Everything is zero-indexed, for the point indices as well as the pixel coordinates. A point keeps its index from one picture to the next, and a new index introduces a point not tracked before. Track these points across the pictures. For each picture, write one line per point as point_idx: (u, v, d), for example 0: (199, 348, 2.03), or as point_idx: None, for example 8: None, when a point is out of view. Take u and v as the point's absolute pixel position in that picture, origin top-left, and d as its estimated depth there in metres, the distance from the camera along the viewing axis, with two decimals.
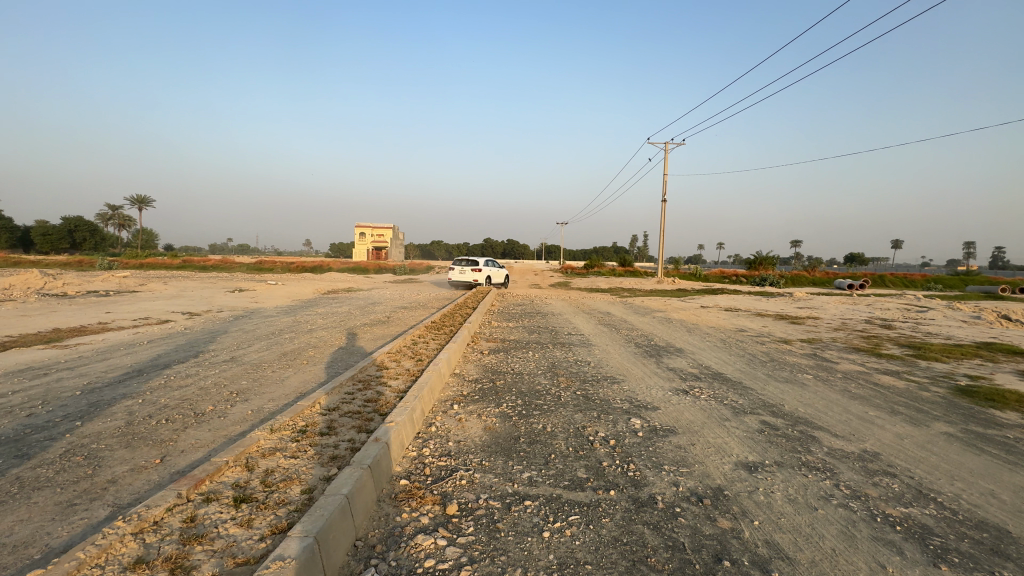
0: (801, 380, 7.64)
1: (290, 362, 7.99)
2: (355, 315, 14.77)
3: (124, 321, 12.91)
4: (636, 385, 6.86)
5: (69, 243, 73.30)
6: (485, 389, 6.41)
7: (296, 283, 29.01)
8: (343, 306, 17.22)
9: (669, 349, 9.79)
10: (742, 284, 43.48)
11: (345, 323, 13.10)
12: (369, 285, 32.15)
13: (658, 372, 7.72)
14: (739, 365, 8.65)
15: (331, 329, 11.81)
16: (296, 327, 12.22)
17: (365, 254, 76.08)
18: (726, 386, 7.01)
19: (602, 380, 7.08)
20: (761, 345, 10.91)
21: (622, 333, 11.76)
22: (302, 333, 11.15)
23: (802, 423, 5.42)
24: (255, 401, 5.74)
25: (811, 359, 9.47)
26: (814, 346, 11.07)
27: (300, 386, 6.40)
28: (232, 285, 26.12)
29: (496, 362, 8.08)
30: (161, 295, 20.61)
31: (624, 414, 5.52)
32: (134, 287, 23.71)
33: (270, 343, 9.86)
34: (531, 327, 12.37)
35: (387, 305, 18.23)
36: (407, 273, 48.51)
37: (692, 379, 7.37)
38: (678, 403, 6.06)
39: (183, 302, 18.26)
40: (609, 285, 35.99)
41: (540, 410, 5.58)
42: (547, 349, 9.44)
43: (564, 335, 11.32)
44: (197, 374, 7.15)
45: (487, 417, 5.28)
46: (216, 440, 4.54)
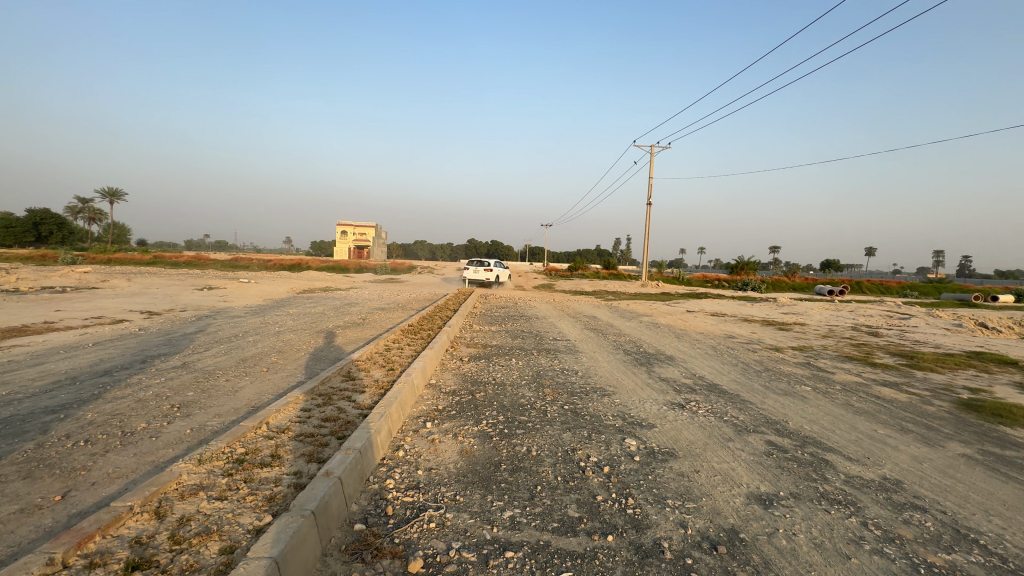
0: (801, 393, 7.20)
1: (248, 369, 7.22)
2: (329, 316, 13.96)
3: (74, 320, 11.87)
4: (629, 399, 6.31)
5: (33, 236, 70.03)
6: (462, 403, 5.79)
7: (272, 281, 27.87)
8: (317, 307, 16.35)
9: (660, 357, 9.29)
10: (725, 288, 43.57)
11: (317, 324, 12.31)
12: (349, 284, 31.17)
13: (651, 383, 7.19)
14: (734, 375, 8.19)
15: (300, 332, 11.02)
16: (263, 329, 11.37)
17: (346, 252, 74.51)
18: (723, 400, 6.51)
19: (591, 392, 6.52)
20: (753, 353, 10.48)
21: (610, 339, 11.24)
22: (268, 336, 10.33)
23: (811, 444, 4.93)
24: (198, 417, 5.01)
25: (806, 369, 9.08)
26: (806, 355, 10.70)
27: (253, 398, 5.68)
28: (202, 282, 24.86)
29: (476, 371, 7.45)
30: (121, 292, 19.35)
31: (617, 434, 4.95)
32: (94, 283, 22.35)
33: (229, 347, 9.04)
34: (515, 331, 11.76)
35: (365, 306, 17.40)
36: (389, 272, 47.49)
37: (687, 391, 6.86)
38: (675, 420, 5.52)
39: (144, 300, 17.12)
40: (594, 288, 35.62)
41: (523, 429, 4.98)
42: (531, 356, 8.84)
43: (550, 340, 10.75)
44: (139, 383, 6.36)
45: (463, 437, 4.65)
46: (140, 468, 3.82)
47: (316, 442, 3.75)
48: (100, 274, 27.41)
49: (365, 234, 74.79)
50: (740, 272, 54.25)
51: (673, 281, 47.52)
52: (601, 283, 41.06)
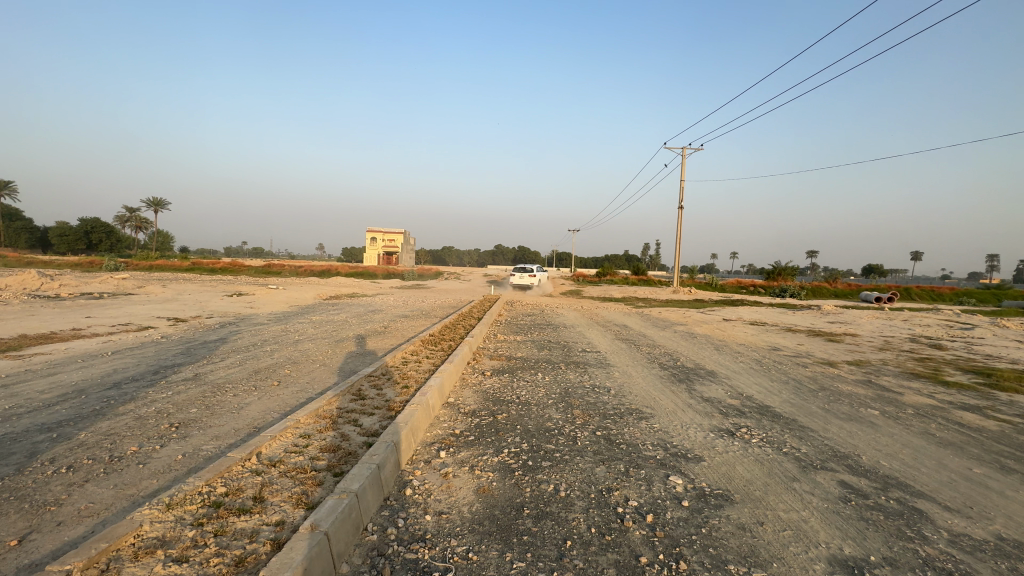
0: (868, 419, 6.30)
1: (259, 383, 6.84)
2: (351, 325, 13.62)
3: (101, 328, 11.89)
4: (670, 424, 5.58)
5: (84, 244, 73.66)
6: (482, 427, 5.19)
7: (300, 288, 28.07)
8: (340, 314, 16.08)
9: (701, 372, 8.49)
10: (762, 295, 41.63)
11: (338, 333, 11.99)
12: (375, 290, 31.20)
13: (693, 405, 6.43)
14: (786, 395, 7.33)
15: (320, 341, 10.67)
16: (283, 337, 11.13)
17: (375, 259, 75.34)
18: (779, 427, 5.70)
19: (626, 415, 5.82)
20: (805, 369, 9.50)
21: (644, 351, 10.46)
22: (286, 345, 10.01)
23: (896, 488, 4.11)
24: (195, 440, 4.58)
25: (868, 389, 8.10)
26: (864, 371, 9.66)
27: (257, 417, 5.25)
28: (232, 289, 25.19)
29: (499, 388, 6.84)
30: (154, 298, 19.66)
31: (659, 469, 4.25)
32: (131, 289, 22.92)
33: (246, 357, 8.73)
34: (541, 342, 11.08)
35: (388, 314, 17.04)
36: (416, 278, 47.58)
37: (735, 415, 6.08)
38: (726, 453, 4.77)
39: (173, 306, 17.24)
40: (624, 295, 34.52)
41: (550, 461, 4.35)
42: (559, 371, 8.17)
43: (579, 352, 10.04)
44: (146, 397, 6.05)
45: (481, 471, 4.06)
46: (116, 504, 3.38)
47: (308, 481, 3.23)
48: (138, 280, 28.23)
49: (393, 241, 75.51)
50: (777, 278, 51.91)
51: (706, 288, 45.77)
52: (631, 289, 39.83)
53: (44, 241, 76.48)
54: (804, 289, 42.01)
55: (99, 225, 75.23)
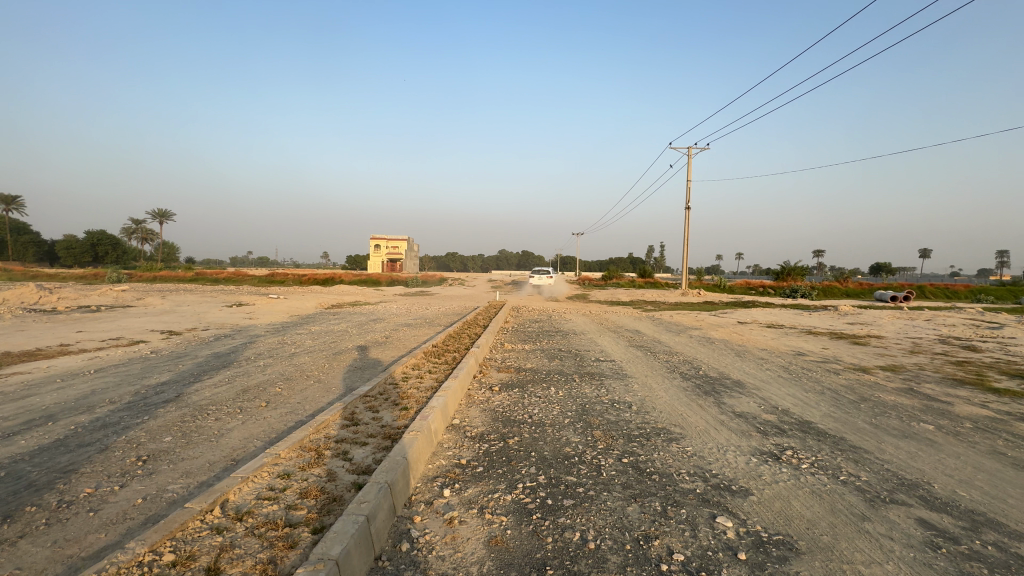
0: (924, 435, 5.60)
1: (246, 403, 6.25)
2: (351, 335, 13.01)
3: (90, 343, 11.36)
4: (705, 447, 4.91)
5: (90, 256, 73.74)
6: (492, 455, 4.54)
7: (302, 297, 27.59)
8: (341, 324, 15.48)
9: (727, 383, 7.82)
10: (772, 296, 40.78)
11: (337, 344, 11.39)
12: (378, 298, 30.67)
13: (726, 422, 5.77)
14: (825, 407, 6.65)
15: (316, 354, 10.05)
16: (278, 350, 10.54)
17: (379, 266, 74.90)
18: (828, 449, 5.01)
19: (654, 436, 5.17)
20: (838, 377, 8.79)
21: (662, 359, 9.78)
22: (281, 359, 9.41)
23: (989, 529, 3.43)
24: (161, 479, 3.96)
25: (911, 398, 7.40)
26: (901, 378, 8.95)
27: (236, 447, 4.63)
28: (232, 299, 24.67)
29: (509, 406, 6.19)
30: (151, 311, 19.14)
31: (702, 509, 3.60)
32: (129, 301, 22.46)
33: (235, 373, 8.13)
34: (552, 351, 10.42)
35: (390, 323, 16.42)
36: (419, 285, 47.12)
37: (776, 435, 5.40)
38: (776, 484, 4.10)
39: (169, 318, 16.71)
40: (631, 298, 33.74)
41: (573, 499, 3.70)
42: (572, 383, 7.51)
43: (592, 361, 9.38)
44: (118, 423, 5.46)
45: (492, 515, 3.41)
46: (48, 570, 2.76)
47: (278, 543, 2.60)
48: (138, 291, 27.84)
49: (397, 248, 75.04)
50: (786, 279, 51.09)
51: (715, 290, 44.88)
52: (638, 292, 39.05)
53: (51, 254, 76.60)
54: (816, 289, 41.04)
55: (105, 237, 75.28)
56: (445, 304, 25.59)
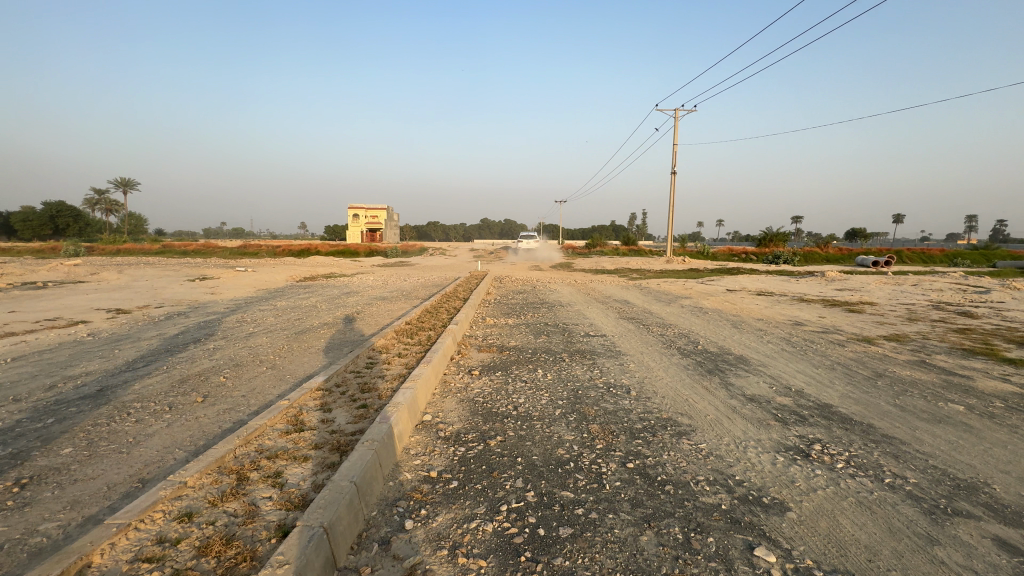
0: (958, 419, 4.97)
1: (180, 397, 5.29)
2: (320, 311, 11.99)
3: (20, 325, 10.11)
4: (722, 443, 4.17)
5: (50, 230, 69.86)
6: (469, 463, 3.71)
7: (273, 269, 26.12)
8: (310, 299, 14.38)
9: (731, 360, 7.12)
10: (756, 262, 40.65)
11: (302, 321, 10.38)
12: (355, 269, 29.35)
13: (739, 410, 5.05)
14: (841, 386, 6.00)
15: (276, 333, 9.03)
16: (235, 329, 9.50)
17: (358, 236, 72.65)
18: (860, 441, 4.32)
19: (661, 431, 4.41)
20: (843, 349, 8.20)
21: (656, 333, 9.05)
22: (234, 341, 8.38)
23: None
24: (34, 515, 3.02)
25: (927, 373, 6.82)
26: (908, 349, 8.41)
27: (149, 463, 3.70)
28: (195, 273, 23.11)
29: (490, 394, 5.35)
30: (103, 286, 17.66)
31: (734, 536, 2.84)
32: (83, 277, 20.84)
33: (178, 359, 7.11)
34: (538, 325, 9.60)
35: (364, 296, 15.35)
36: (399, 255, 45.70)
37: (797, 424, 4.70)
38: (814, 493, 3.37)
39: (122, 295, 15.35)
40: (616, 266, 33.08)
41: (572, 528, 2.90)
42: (562, 364, 6.71)
43: (582, 337, 8.60)
44: (12, 430, 4.46)
45: (468, 557, 2.60)
46: None
47: None
48: (97, 264, 26.09)
49: (376, 217, 72.71)
50: (768, 245, 51.09)
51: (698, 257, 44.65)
52: (622, 260, 38.43)
53: (6, 227, 72.19)
54: (798, 255, 41.09)
55: (64, 208, 71.06)
56: (425, 275, 24.51)
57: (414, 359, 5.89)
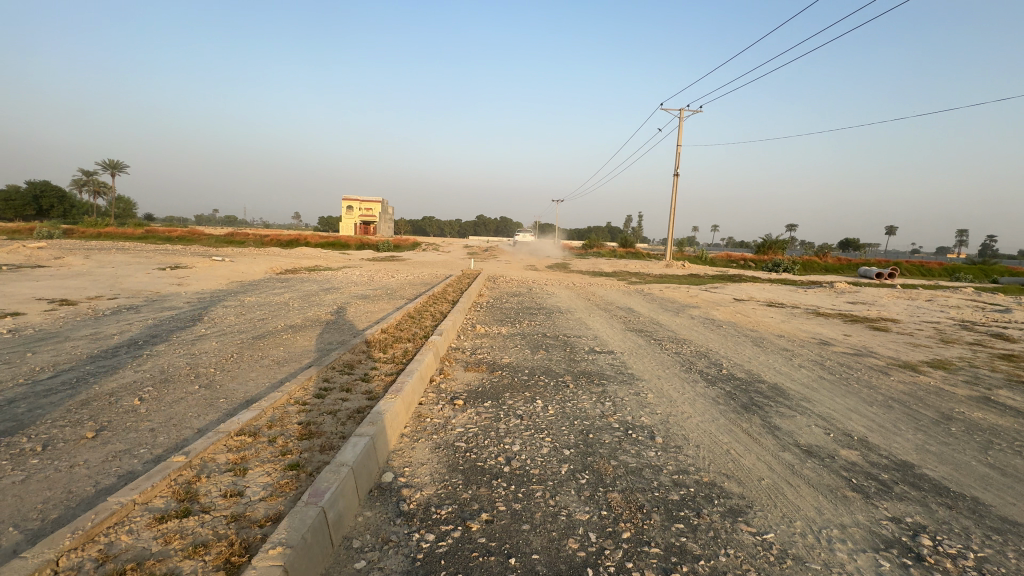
0: None
1: (65, 431, 3.99)
2: (290, 310, 10.67)
3: None
4: (796, 533, 2.98)
5: (33, 211, 67.58)
6: (437, 569, 2.48)
7: (254, 260, 24.63)
8: (284, 295, 13.05)
9: (766, 392, 5.94)
10: (756, 270, 39.74)
11: (266, 322, 9.08)
12: (342, 262, 27.94)
13: (800, 471, 3.87)
14: (911, 434, 4.85)
15: (230, 337, 7.73)
16: (184, 331, 8.17)
17: (351, 228, 71.04)
18: (981, 531, 3.14)
19: (707, 508, 3.21)
20: (889, 379, 7.05)
21: (672, 351, 7.85)
22: (176, 347, 7.05)
23: None
24: None
25: (1001, 414, 5.69)
26: (960, 379, 7.30)
27: None
28: (168, 261, 21.62)
29: (476, 437, 4.13)
30: (61, 273, 16.15)
31: None
32: (45, 261, 19.30)
33: (96, 370, 5.79)
34: (536, 338, 8.35)
35: (344, 294, 14.03)
36: (391, 250, 44.31)
37: (883, 497, 3.52)
38: None
39: (76, 284, 13.91)
40: (614, 269, 31.96)
41: None
42: (566, 392, 5.49)
43: (586, 354, 7.39)
44: None
45: None
46: None
47: None
48: (67, 248, 24.56)
49: (370, 209, 71.05)
50: (768, 253, 50.27)
51: (697, 262, 43.66)
52: (620, 263, 37.30)
53: None
54: (799, 264, 40.18)
55: (48, 188, 68.79)
56: (415, 272, 23.19)
57: (381, 386, 4.61)
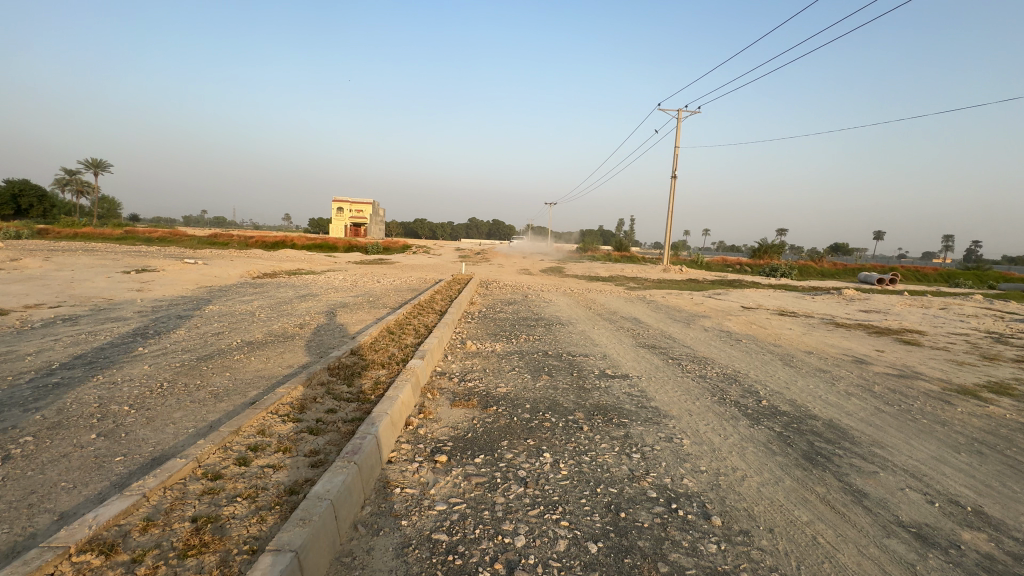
0: None
1: None
2: (255, 321, 9.37)
3: None
4: None
5: (11, 210, 65.32)
6: None
7: (232, 263, 23.15)
8: (253, 304, 11.72)
9: (826, 433, 4.79)
10: (755, 275, 38.91)
11: (221, 337, 7.79)
12: (327, 265, 26.59)
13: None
14: None
15: (169, 357, 6.43)
16: (117, 350, 6.86)
17: (340, 229, 69.42)
18: None
19: None
20: (956, 410, 5.95)
21: (696, 375, 6.69)
22: (97, 372, 5.74)
23: None
24: None
25: None
26: None
27: None
28: (137, 263, 20.16)
29: (463, 523, 2.91)
30: (11, 276, 14.66)
31: None
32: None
33: None
34: (536, 358, 7.13)
35: (322, 302, 12.76)
36: (380, 252, 43.02)
37: None
38: None
39: (21, 289, 12.46)
40: (610, 274, 30.77)
41: None
42: (580, 438, 4.29)
43: (597, 379, 6.20)
44: None
45: None
46: None
47: None
48: (31, 249, 22.99)
49: (360, 211, 69.50)
50: (763, 258, 49.54)
51: (694, 267, 42.83)
52: (616, 267, 36.19)
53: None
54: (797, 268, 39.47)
55: (27, 187, 66.45)
56: (403, 276, 21.93)
57: (333, 446, 3.35)
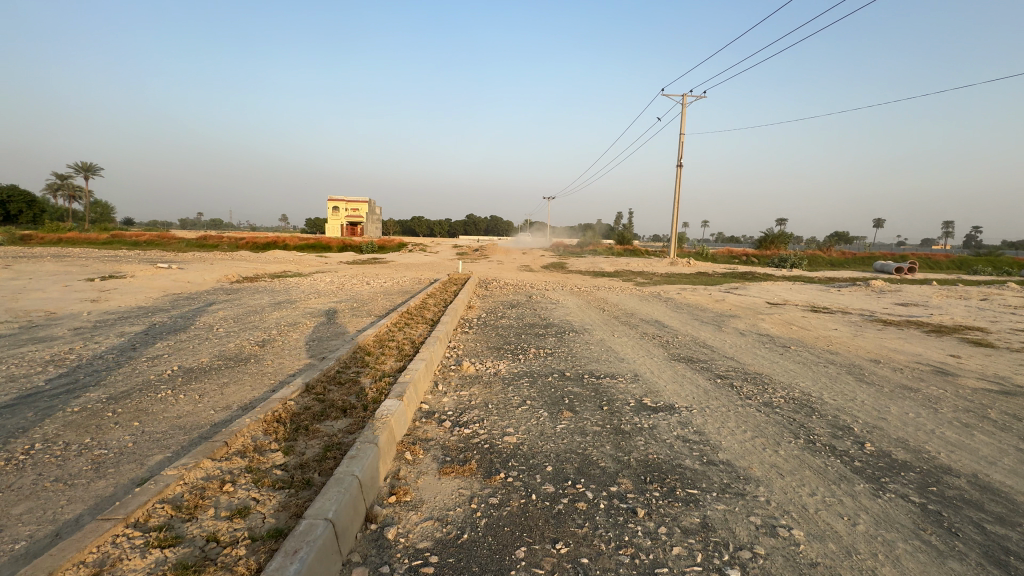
0: None
1: None
2: (209, 338, 7.79)
3: None
4: None
5: None
6: None
7: (213, 266, 21.49)
8: (217, 315, 10.13)
9: (993, 507, 3.23)
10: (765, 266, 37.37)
11: (156, 364, 6.22)
12: (316, 267, 24.94)
13: None
14: None
15: (70, 400, 4.85)
16: (10, 388, 5.27)
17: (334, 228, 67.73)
18: None
19: None
20: None
21: (762, 404, 5.12)
22: None
23: None
24: None
25: None
26: None
27: None
28: (107, 269, 18.53)
29: None
30: None
31: None
32: None
33: None
34: (551, 383, 5.58)
35: (300, 309, 11.19)
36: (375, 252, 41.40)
37: None
38: None
39: None
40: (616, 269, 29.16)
41: None
42: (637, 538, 2.74)
43: (635, 416, 4.64)
44: None
45: None
46: None
47: None
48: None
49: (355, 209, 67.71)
50: (771, 248, 47.93)
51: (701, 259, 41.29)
52: (620, 261, 34.59)
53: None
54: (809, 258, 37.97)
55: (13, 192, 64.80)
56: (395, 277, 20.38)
57: None
